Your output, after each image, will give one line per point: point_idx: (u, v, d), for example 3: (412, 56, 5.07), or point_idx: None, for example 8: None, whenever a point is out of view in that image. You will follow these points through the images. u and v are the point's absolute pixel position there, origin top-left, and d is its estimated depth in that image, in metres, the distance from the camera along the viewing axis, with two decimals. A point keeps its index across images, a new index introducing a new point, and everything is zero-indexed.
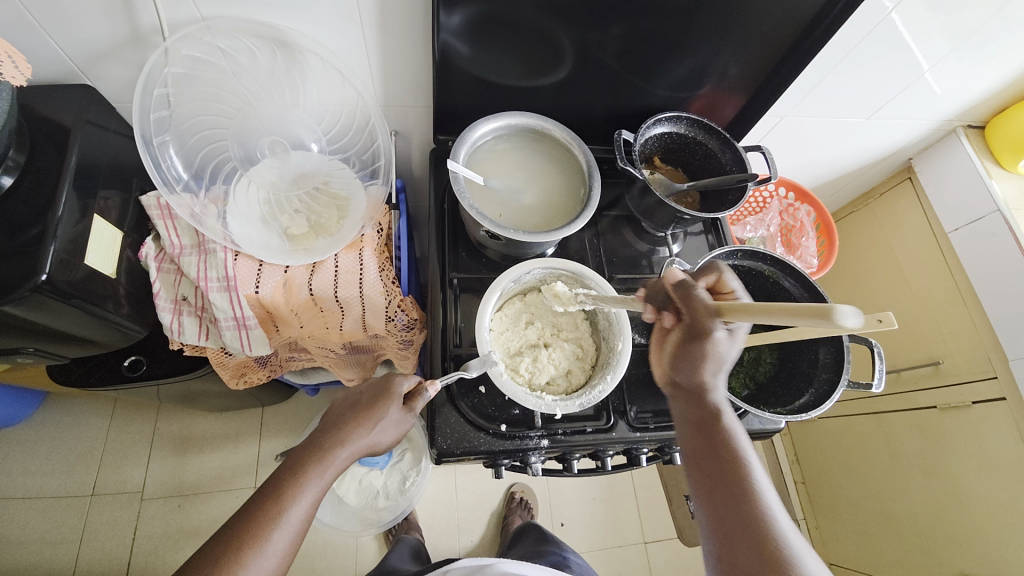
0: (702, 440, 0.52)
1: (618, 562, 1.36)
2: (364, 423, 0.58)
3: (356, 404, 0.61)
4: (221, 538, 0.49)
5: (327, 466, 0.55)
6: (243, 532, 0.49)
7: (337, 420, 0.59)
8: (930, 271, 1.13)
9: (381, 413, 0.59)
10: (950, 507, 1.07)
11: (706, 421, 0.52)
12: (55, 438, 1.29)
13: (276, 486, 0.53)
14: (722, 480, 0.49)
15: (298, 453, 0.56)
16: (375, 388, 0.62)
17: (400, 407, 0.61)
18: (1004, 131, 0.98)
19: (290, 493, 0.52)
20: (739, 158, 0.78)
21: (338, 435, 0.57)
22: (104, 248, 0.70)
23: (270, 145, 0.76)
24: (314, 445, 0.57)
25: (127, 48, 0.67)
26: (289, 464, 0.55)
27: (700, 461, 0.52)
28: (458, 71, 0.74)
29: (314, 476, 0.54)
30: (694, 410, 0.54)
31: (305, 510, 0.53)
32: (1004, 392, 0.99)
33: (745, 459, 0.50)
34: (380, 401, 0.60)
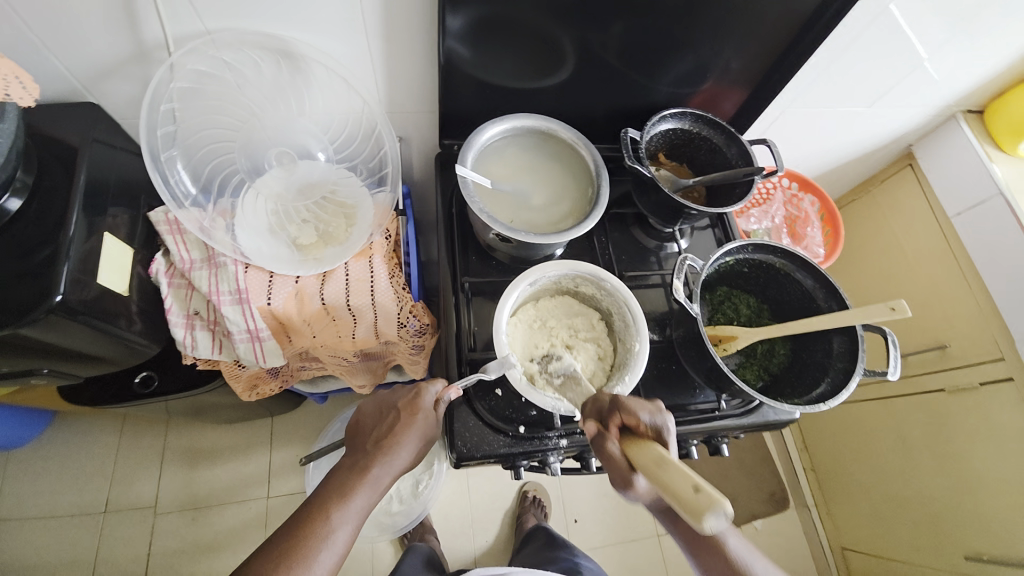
0: (679, 526, 0.58)
1: (633, 556, 1.37)
2: (397, 438, 0.60)
3: (388, 421, 0.62)
4: (269, 558, 0.50)
5: (369, 484, 0.57)
6: (292, 552, 0.50)
7: (371, 439, 0.61)
8: (934, 256, 1.13)
9: (412, 427, 0.60)
10: (962, 489, 1.08)
11: (677, 512, 0.57)
12: (66, 456, 1.29)
13: (320, 507, 0.54)
14: (709, 557, 0.56)
15: (339, 475, 0.58)
16: (404, 402, 0.63)
17: (431, 419, 0.62)
18: (1005, 114, 0.98)
19: (335, 513, 0.53)
20: (744, 152, 0.79)
21: (375, 453, 0.58)
22: (115, 265, 0.69)
23: (277, 156, 0.78)
24: (354, 466, 0.58)
25: (131, 65, 0.67)
26: (331, 485, 0.56)
27: (692, 544, 0.57)
28: (461, 75, 0.74)
29: (357, 495, 0.55)
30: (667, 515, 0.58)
31: (350, 527, 0.54)
32: (1012, 372, 0.99)
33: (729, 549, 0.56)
34: (411, 415, 0.61)
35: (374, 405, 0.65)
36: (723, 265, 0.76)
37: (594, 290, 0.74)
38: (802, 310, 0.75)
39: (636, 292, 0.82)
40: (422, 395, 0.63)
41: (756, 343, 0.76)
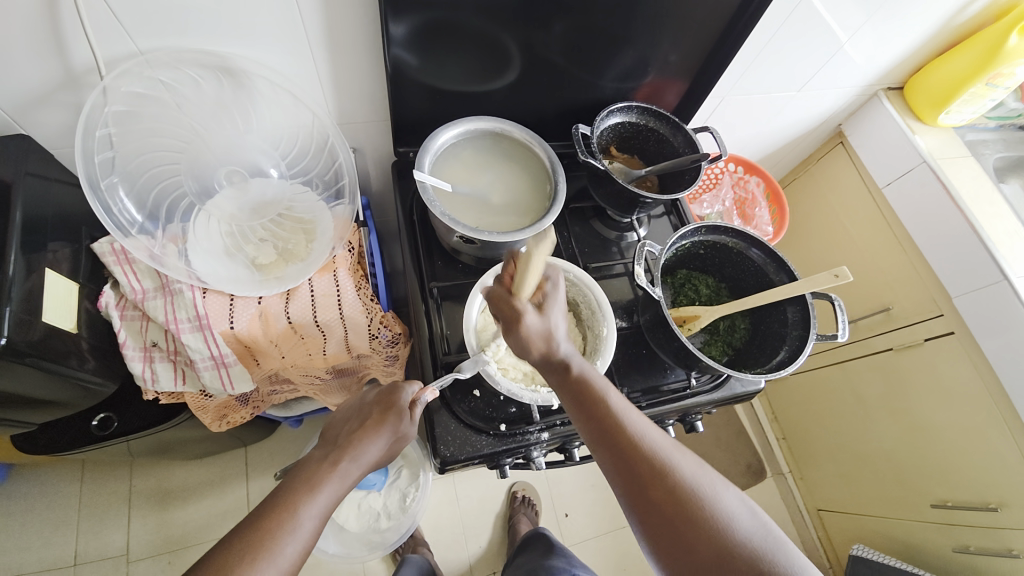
0: (573, 394, 0.55)
1: (625, 542, 1.39)
2: (370, 433, 0.59)
3: (361, 419, 0.61)
4: (224, 548, 0.45)
5: (338, 476, 0.54)
6: (252, 542, 0.46)
7: (344, 434, 0.60)
8: (871, 225, 1.22)
9: (386, 424, 0.60)
10: (920, 439, 1.16)
11: (578, 393, 0.54)
12: (21, 513, 1.20)
13: (287, 496, 0.50)
14: (606, 428, 0.52)
15: (308, 466, 0.55)
16: (379, 400, 0.63)
17: (407, 418, 0.62)
18: (923, 89, 1.07)
19: (304, 503, 0.50)
20: (690, 140, 0.83)
21: (349, 446, 0.57)
22: (61, 302, 0.66)
23: (227, 175, 0.75)
24: (325, 458, 0.56)
25: (61, 91, 0.64)
26: (299, 476, 0.53)
27: (591, 420, 0.53)
28: (409, 82, 0.74)
29: (327, 486, 0.53)
30: (558, 377, 0.56)
31: (317, 520, 0.50)
32: (953, 326, 1.07)
33: (617, 406, 0.53)
34: (388, 412, 0.61)
35: (346, 410, 0.65)
36: (680, 250, 0.79)
37: None
38: (757, 285, 0.79)
39: (602, 282, 0.84)
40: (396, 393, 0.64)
41: (717, 319, 0.80)
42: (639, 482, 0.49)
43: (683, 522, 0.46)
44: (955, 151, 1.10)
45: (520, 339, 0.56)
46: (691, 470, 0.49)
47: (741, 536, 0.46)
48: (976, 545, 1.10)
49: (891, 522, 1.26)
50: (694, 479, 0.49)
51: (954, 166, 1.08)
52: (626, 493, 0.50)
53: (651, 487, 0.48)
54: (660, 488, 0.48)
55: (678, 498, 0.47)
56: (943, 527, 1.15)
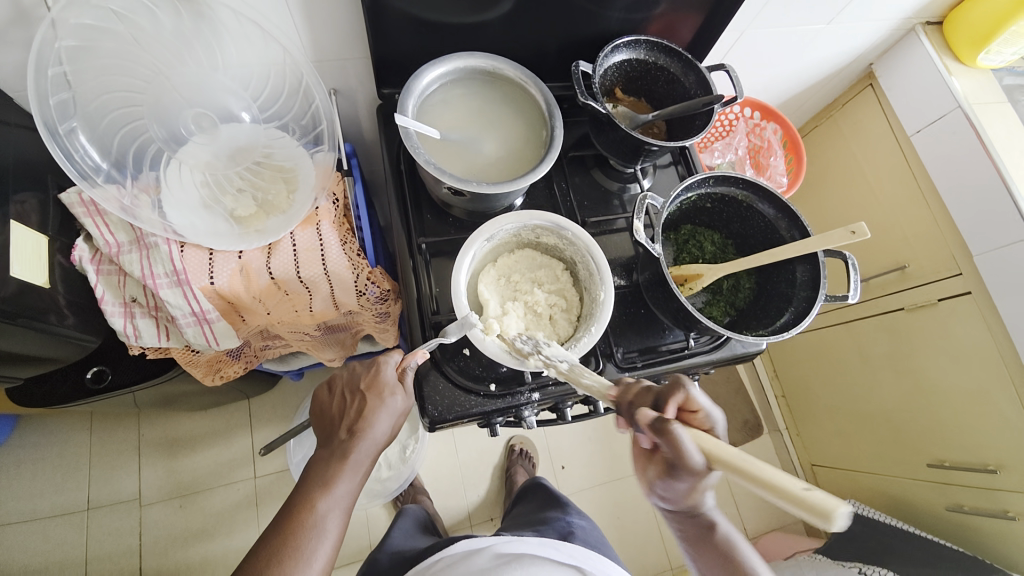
0: (711, 558, 0.55)
1: (620, 493, 1.43)
2: (369, 416, 0.58)
3: (355, 404, 0.59)
4: (263, 552, 0.52)
5: (351, 468, 0.56)
6: (284, 545, 0.52)
7: (342, 422, 0.59)
8: (894, 178, 1.14)
9: (383, 402, 0.58)
10: (924, 400, 1.14)
11: (703, 538, 0.55)
12: (36, 459, 1.24)
13: (306, 497, 0.55)
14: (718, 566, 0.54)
15: (319, 463, 0.57)
16: (369, 381, 0.60)
17: (402, 396, 0.60)
18: (963, 25, 0.96)
19: (322, 504, 0.54)
20: (703, 80, 0.75)
21: (352, 438, 0.57)
22: (31, 256, 0.63)
23: (195, 118, 0.69)
24: (332, 454, 0.57)
25: (7, 26, 0.58)
26: (313, 474, 0.56)
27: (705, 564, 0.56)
28: (392, 12, 0.67)
29: (340, 482, 0.56)
30: (692, 524, 0.56)
31: (341, 513, 0.55)
32: (970, 286, 1.02)
33: (741, 553, 0.54)
34: (381, 395, 0.59)
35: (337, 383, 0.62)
36: (685, 203, 0.74)
37: (556, 240, 0.71)
38: (765, 242, 0.74)
39: (601, 237, 0.79)
40: (385, 370, 0.61)
41: (721, 279, 0.76)
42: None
43: None
44: (993, 96, 1.01)
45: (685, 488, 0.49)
46: None
47: None
48: (969, 504, 1.11)
49: (885, 479, 1.27)
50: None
51: (991, 113, 0.99)
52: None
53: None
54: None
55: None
56: (936, 485, 1.16)
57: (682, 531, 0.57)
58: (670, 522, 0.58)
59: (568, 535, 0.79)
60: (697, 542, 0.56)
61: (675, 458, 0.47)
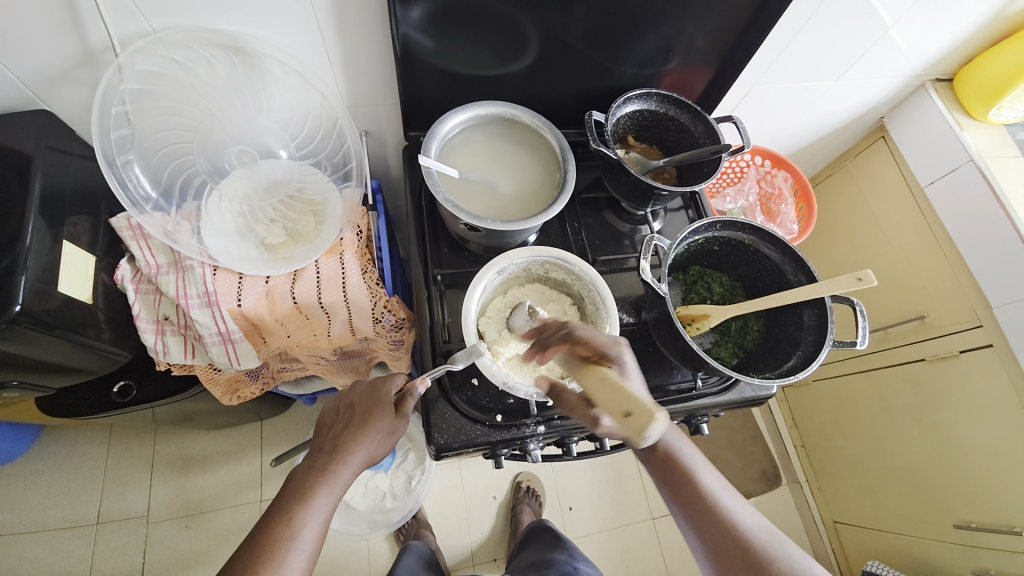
0: (663, 471, 0.59)
1: (629, 539, 1.38)
2: (353, 432, 0.60)
3: (346, 419, 0.62)
4: (234, 562, 0.51)
5: (330, 482, 0.57)
6: (256, 555, 0.51)
7: (329, 436, 0.61)
8: (908, 227, 1.14)
9: (370, 419, 0.61)
10: (948, 456, 1.10)
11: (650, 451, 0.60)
12: (54, 469, 1.28)
13: (283, 507, 0.55)
14: (678, 488, 0.58)
15: (298, 475, 0.58)
16: (361, 398, 0.64)
17: (392, 414, 0.62)
18: (973, 82, 0.99)
19: (298, 516, 0.54)
20: (711, 130, 0.79)
21: (337, 451, 0.59)
22: (77, 273, 0.69)
23: (238, 155, 0.76)
24: (314, 465, 0.58)
25: (81, 68, 0.66)
26: (293, 485, 0.57)
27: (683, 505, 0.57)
28: (422, 64, 0.73)
29: (319, 494, 0.56)
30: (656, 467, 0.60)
31: (316, 528, 0.54)
32: (991, 339, 1.00)
33: (689, 460, 0.59)
34: (371, 410, 0.62)
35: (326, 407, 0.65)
36: (692, 245, 0.76)
37: (565, 276, 0.74)
38: (773, 285, 0.75)
39: (611, 276, 0.82)
40: (377, 391, 0.64)
41: (728, 320, 0.77)
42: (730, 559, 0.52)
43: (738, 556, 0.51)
44: (1007, 150, 1.02)
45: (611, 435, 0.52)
46: (736, 506, 0.55)
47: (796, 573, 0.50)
48: (997, 570, 1.04)
49: (909, 539, 1.20)
50: (758, 536, 0.53)
51: (1005, 166, 1.00)
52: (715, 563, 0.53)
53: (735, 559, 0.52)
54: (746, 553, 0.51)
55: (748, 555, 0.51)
56: (963, 549, 1.09)
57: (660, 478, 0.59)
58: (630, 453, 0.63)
59: None
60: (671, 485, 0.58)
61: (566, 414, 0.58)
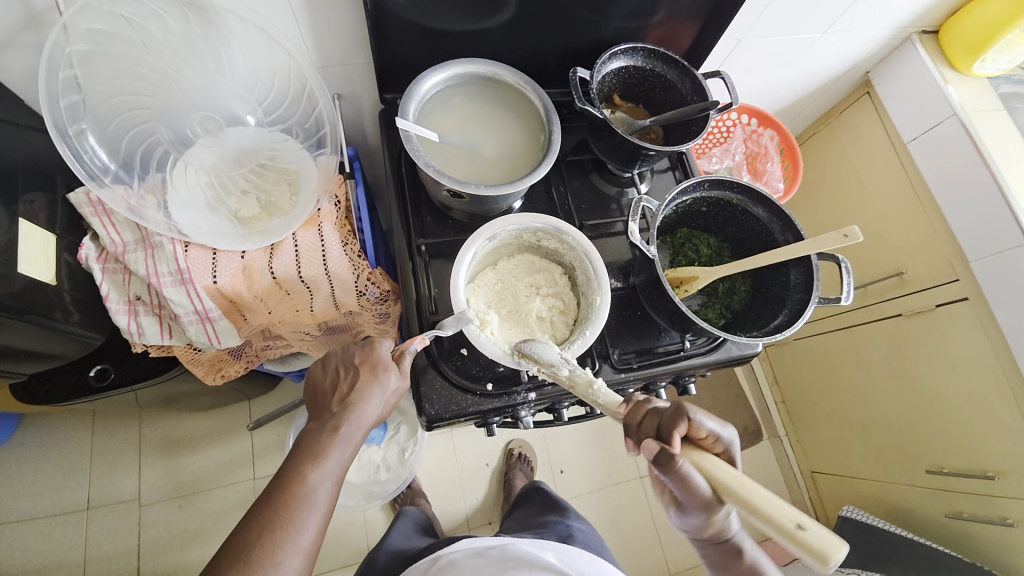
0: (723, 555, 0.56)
1: (619, 498, 1.42)
2: (359, 390, 0.59)
3: (349, 378, 0.61)
4: (252, 523, 0.51)
5: (342, 441, 0.57)
6: (272, 515, 0.52)
7: (334, 396, 0.60)
8: (891, 184, 1.15)
9: (374, 378, 0.60)
10: (923, 407, 1.14)
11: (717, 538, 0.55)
12: (37, 457, 1.25)
13: (296, 466, 0.55)
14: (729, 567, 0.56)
15: (310, 435, 0.58)
16: (363, 358, 0.62)
17: (395, 371, 0.62)
18: (959, 34, 0.97)
19: (312, 475, 0.54)
20: (698, 87, 0.76)
21: (344, 411, 0.58)
22: (38, 254, 0.64)
23: (201, 122, 0.70)
24: (325, 425, 0.58)
25: (23, 31, 0.60)
26: (304, 447, 0.57)
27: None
28: (395, 19, 0.68)
29: (331, 455, 0.56)
30: (719, 552, 0.57)
31: (330, 486, 0.55)
32: (967, 293, 1.03)
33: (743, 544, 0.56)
34: (374, 369, 0.61)
35: (326, 364, 0.64)
36: (681, 206, 0.75)
37: (556, 244, 0.72)
38: (760, 245, 0.75)
39: (599, 240, 0.80)
40: (380, 351, 0.63)
41: (716, 281, 0.77)
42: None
43: None
44: (989, 104, 1.01)
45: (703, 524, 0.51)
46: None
47: None
48: (967, 511, 1.10)
49: (886, 486, 1.26)
50: None
51: (987, 121, 1.00)
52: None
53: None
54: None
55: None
56: (935, 492, 1.15)
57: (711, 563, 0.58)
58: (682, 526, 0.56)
59: (569, 538, 0.81)
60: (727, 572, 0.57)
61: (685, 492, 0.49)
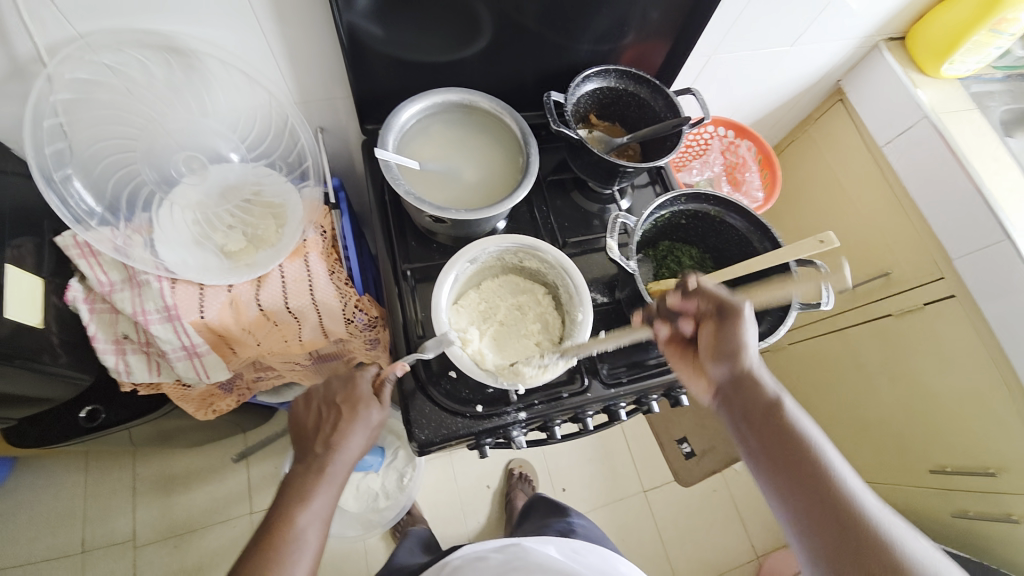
0: (765, 430, 0.51)
1: (622, 514, 1.40)
2: (342, 430, 0.60)
3: (332, 417, 0.61)
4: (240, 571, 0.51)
5: (328, 482, 0.57)
6: (263, 562, 0.51)
7: (317, 436, 0.60)
8: (871, 187, 1.16)
9: (355, 414, 0.61)
10: (922, 407, 1.14)
11: (763, 407, 0.52)
12: (31, 501, 1.23)
13: (284, 511, 0.55)
14: (784, 455, 0.48)
15: (296, 477, 0.58)
16: (344, 394, 0.62)
17: (375, 404, 0.62)
18: (925, 38, 1.00)
19: (301, 517, 0.54)
20: (671, 104, 0.78)
21: (328, 451, 0.59)
22: (25, 298, 0.65)
23: (185, 160, 0.73)
24: (310, 466, 0.58)
25: (7, 81, 0.62)
26: (290, 488, 0.57)
27: (762, 447, 0.50)
28: (373, 53, 0.71)
29: (318, 495, 0.56)
30: (756, 411, 0.52)
31: (319, 527, 0.55)
32: (953, 291, 1.03)
33: (800, 425, 0.50)
34: (355, 405, 0.61)
35: (309, 402, 0.64)
36: (659, 221, 0.76)
37: (537, 264, 0.73)
38: (740, 255, 0.76)
39: (582, 257, 0.81)
40: (361, 385, 0.63)
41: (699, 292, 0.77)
42: (837, 547, 0.42)
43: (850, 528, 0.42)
44: (961, 105, 1.04)
45: (736, 337, 0.55)
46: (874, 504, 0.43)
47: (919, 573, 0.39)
48: (973, 509, 1.11)
49: (892, 488, 1.26)
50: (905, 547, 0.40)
51: (959, 121, 1.02)
52: (816, 558, 0.43)
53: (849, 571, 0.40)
54: (871, 564, 0.40)
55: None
56: (941, 492, 1.16)
57: (758, 442, 0.51)
58: (724, 403, 0.56)
59: (569, 532, 0.82)
60: (772, 451, 0.49)
61: (710, 304, 0.58)
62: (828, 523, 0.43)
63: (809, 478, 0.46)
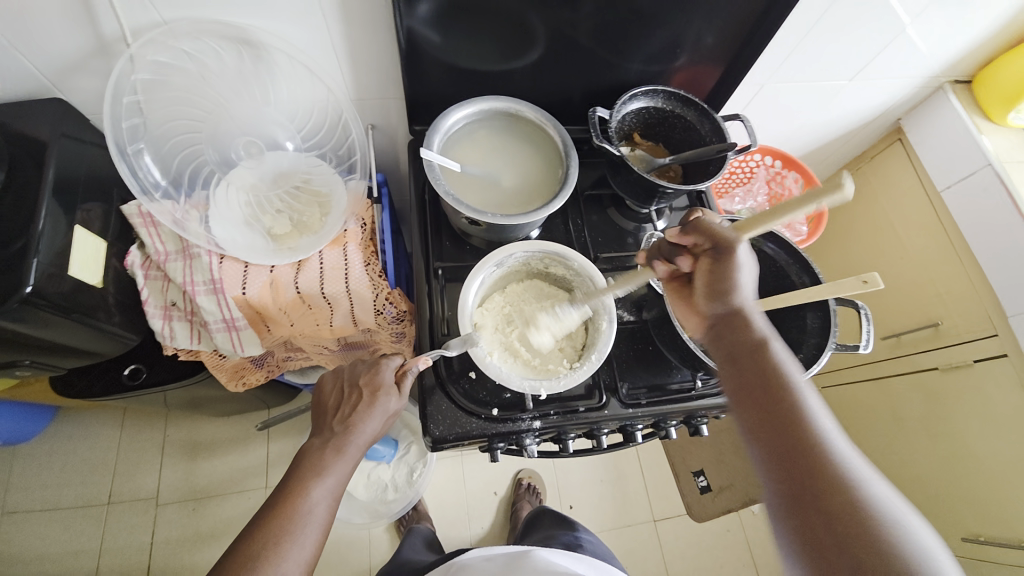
0: (746, 369, 0.51)
1: (629, 540, 1.37)
2: (362, 413, 0.61)
3: (352, 399, 0.63)
4: (250, 535, 0.53)
5: (343, 461, 0.59)
6: (275, 531, 0.53)
7: (336, 416, 0.62)
8: (925, 233, 1.11)
9: (375, 399, 0.63)
10: (961, 469, 1.07)
11: (751, 351, 0.51)
12: (71, 449, 1.32)
13: (299, 484, 0.57)
14: (760, 393, 0.48)
15: (313, 453, 0.59)
16: (367, 379, 0.64)
17: (395, 393, 0.64)
18: (993, 84, 0.95)
19: (314, 492, 0.56)
20: (718, 128, 0.77)
21: (346, 431, 0.60)
22: (88, 258, 0.70)
23: (245, 146, 0.78)
24: (327, 444, 0.60)
25: (95, 58, 0.68)
26: (306, 463, 0.59)
27: (739, 384, 0.51)
28: (428, 58, 0.73)
29: (332, 473, 0.58)
30: (740, 352, 0.52)
31: (329, 503, 0.57)
32: (1006, 349, 0.97)
33: (781, 367, 0.49)
34: (375, 391, 0.63)
35: (332, 383, 0.66)
36: None
37: (565, 272, 0.74)
38: (776, 287, 0.74)
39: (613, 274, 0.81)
40: (384, 372, 0.65)
41: None
42: (800, 479, 0.42)
43: (811, 462, 0.42)
44: None
45: (733, 271, 0.54)
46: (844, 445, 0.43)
47: (878, 508, 0.38)
48: None
49: None
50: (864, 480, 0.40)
51: None
52: (780, 484, 0.43)
53: (806, 501, 0.41)
54: (826, 499, 0.40)
55: (857, 513, 0.38)
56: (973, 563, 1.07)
57: (737, 381, 0.51)
58: (712, 344, 0.56)
59: (576, 547, 0.81)
60: (750, 393, 0.49)
61: (711, 238, 0.55)
62: (793, 457, 0.43)
63: (785, 426, 0.45)
